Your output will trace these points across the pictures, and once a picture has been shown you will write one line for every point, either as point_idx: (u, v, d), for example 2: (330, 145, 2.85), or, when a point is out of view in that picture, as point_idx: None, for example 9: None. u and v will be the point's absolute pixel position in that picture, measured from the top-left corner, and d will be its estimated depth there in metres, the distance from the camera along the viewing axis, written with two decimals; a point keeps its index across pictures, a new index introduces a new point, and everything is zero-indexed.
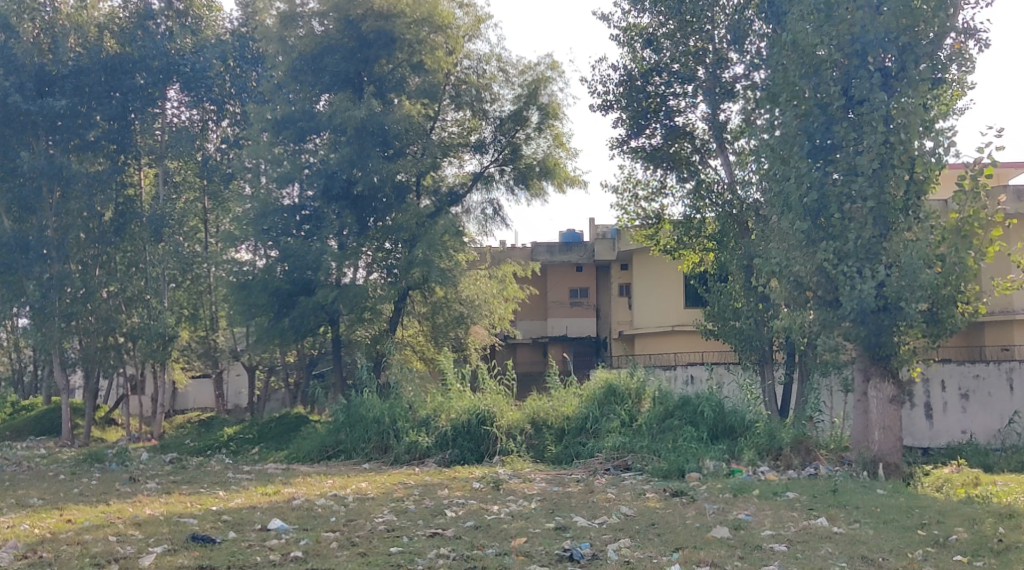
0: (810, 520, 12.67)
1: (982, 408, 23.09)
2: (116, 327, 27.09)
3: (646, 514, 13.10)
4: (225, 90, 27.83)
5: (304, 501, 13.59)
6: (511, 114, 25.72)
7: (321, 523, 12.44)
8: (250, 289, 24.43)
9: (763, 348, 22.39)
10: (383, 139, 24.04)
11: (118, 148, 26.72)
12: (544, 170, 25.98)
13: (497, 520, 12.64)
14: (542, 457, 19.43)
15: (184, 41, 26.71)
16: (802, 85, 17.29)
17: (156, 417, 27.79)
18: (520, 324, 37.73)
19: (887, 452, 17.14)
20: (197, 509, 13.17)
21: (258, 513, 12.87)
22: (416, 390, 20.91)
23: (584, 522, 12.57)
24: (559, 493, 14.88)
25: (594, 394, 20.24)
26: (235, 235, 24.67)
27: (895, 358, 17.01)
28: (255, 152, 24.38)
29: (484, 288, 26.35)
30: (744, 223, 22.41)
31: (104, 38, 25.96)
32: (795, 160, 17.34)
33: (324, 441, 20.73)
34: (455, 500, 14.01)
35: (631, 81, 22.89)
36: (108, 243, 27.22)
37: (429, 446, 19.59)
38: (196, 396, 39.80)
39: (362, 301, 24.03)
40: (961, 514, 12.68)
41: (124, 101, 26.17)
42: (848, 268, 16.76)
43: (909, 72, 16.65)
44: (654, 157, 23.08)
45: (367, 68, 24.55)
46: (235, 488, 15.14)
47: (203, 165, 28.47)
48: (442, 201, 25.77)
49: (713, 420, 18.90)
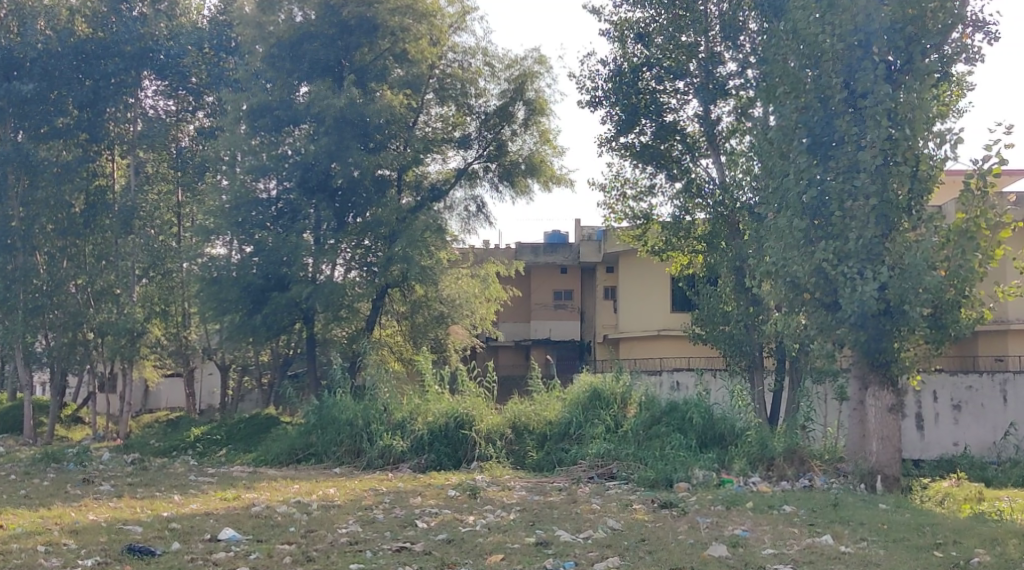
0: (814, 538, 11.80)
1: (975, 420, 22.28)
2: (85, 322, 26.38)
3: (635, 528, 12.20)
4: (200, 79, 26.72)
5: (265, 509, 12.63)
6: (497, 110, 24.88)
7: (278, 533, 11.51)
8: (221, 284, 23.38)
9: (753, 353, 21.59)
10: (364, 131, 23.19)
11: (89, 137, 25.69)
12: (529, 167, 25.12)
13: (472, 534, 11.71)
14: (522, 464, 18.53)
15: (158, 26, 25.43)
16: (803, 76, 16.56)
17: (123, 416, 26.67)
18: (502, 327, 36.95)
19: (886, 463, 16.34)
20: (146, 515, 12.22)
21: (213, 521, 11.94)
22: (392, 392, 19.92)
23: (567, 537, 11.65)
24: (540, 502, 13.97)
25: (578, 397, 19.30)
26: (208, 228, 23.59)
27: (896, 365, 16.26)
28: (231, 143, 23.40)
29: (465, 287, 25.43)
30: (735, 223, 21.54)
31: (75, 22, 24.87)
32: (793, 155, 16.47)
33: (294, 444, 19.76)
34: (428, 509, 13.10)
35: (621, 76, 21.92)
36: (76, 234, 26.26)
37: (403, 451, 18.71)
38: (167, 397, 38.87)
39: (339, 298, 23.10)
40: (977, 535, 11.83)
41: (97, 88, 25.01)
42: (849, 269, 15.82)
43: (917, 63, 15.94)
44: (643, 155, 22.17)
45: (348, 56, 23.67)
46: (193, 493, 14.18)
47: (178, 157, 27.69)
48: (424, 197, 24.89)
49: (702, 428, 18.08)
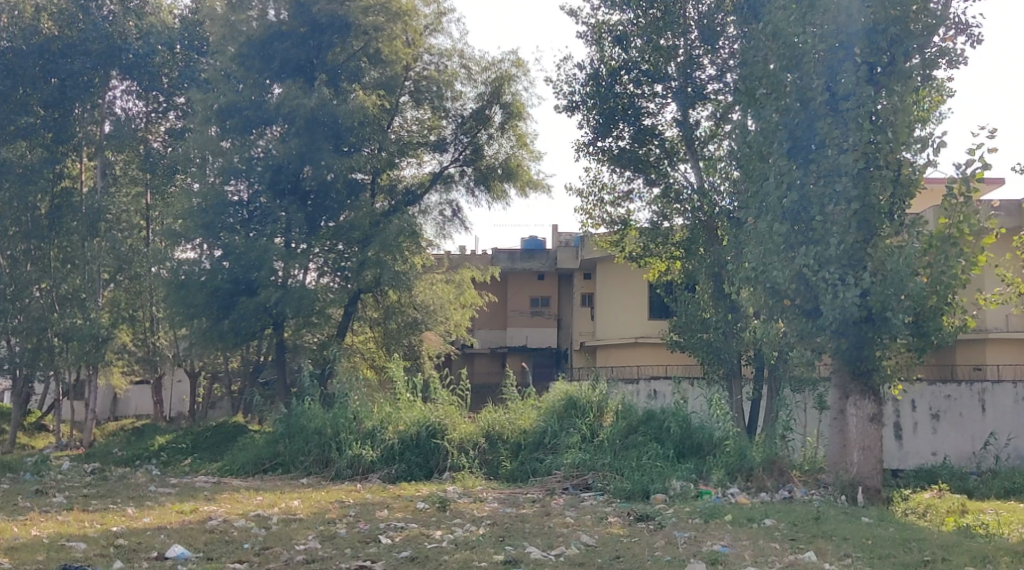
0: (797, 555, 11.40)
1: (954, 430, 21.95)
2: (48, 327, 25.15)
3: (609, 544, 11.75)
4: (171, 80, 25.96)
5: (221, 523, 12.11)
6: (473, 112, 24.43)
7: (230, 550, 11.04)
8: (188, 289, 22.82)
9: (731, 361, 21.19)
10: (336, 133, 22.63)
11: (55, 138, 25.06)
12: (506, 172, 24.70)
13: (437, 550, 11.24)
14: (495, 474, 18.07)
15: (127, 24, 24.72)
16: (782, 79, 16.13)
17: (87, 425, 25.94)
18: (478, 333, 36.55)
19: (867, 475, 15.91)
20: (94, 530, 11.67)
21: (164, 536, 11.42)
22: (362, 399, 19.35)
23: (538, 554, 11.18)
24: (512, 515, 13.49)
25: (553, 406, 18.82)
26: (176, 231, 22.86)
27: (878, 374, 15.85)
28: (199, 145, 22.81)
29: (439, 293, 25.02)
30: (714, 230, 21.14)
31: (40, 20, 24.41)
32: (774, 158, 16.06)
33: (261, 452, 19.18)
34: (394, 523, 12.59)
35: (598, 79, 21.51)
36: (42, 237, 25.52)
37: (373, 461, 18.21)
38: (136, 403, 38.24)
39: (309, 304, 22.59)
40: (966, 552, 11.43)
41: (62, 87, 24.55)
42: (830, 274, 15.37)
43: (899, 66, 15.57)
44: (621, 159, 21.70)
45: (319, 56, 23.08)
46: (149, 505, 13.65)
47: (147, 160, 26.53)
48: (399, 201, 24.38)
49: (679, 437, 17.74)
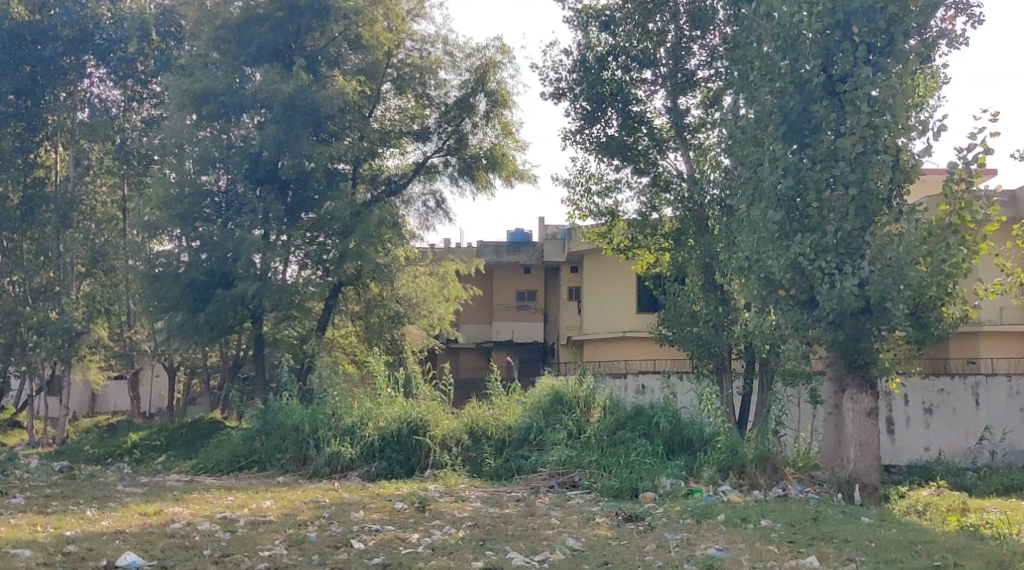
0: (798, 560, 10.84)
1: (947, 425, 21.38)
2: (19, 321, 25.30)
3: (598, 548, 11.14)
4: (147, 68, 25.05)
5: (184, 526, 11.45)
6: (457, 101, 23.80)
7: (189, 557, 10.42)
8: (163, 281, 22.14)
9: (722, 354, 20.51)
10: (316, 121, 21.89)
11: (24, 127, 24.44)
12: (491, 161, 24.10)
13: (412, 557, 10.64)
14: (479, 472, 17.45)
15: (100, 9, 24.02)
16: (777, 61, 15.48)
17: (60, 421, 25.25)
18: (464, 328, 35.99)
19: (864, 471, 15.29)
20: (45, 534, 11.03)
21: (119, 542, 10.78)
22: (341, 395, 18.69)
23: (520, 560, 10.60)
24: (494, 516, 12.87)
25: (539, 402, 18.23)
26: (151, 222, 22.17)
27: (876, 367, 15.21)
28: (174, 132, 22.06)
29: (423, 286, 24.37)
30: (704, 220, 20.49)
31: (11, 3, 23.46)
32: (769, 141, 15.45)
33: (236, 450, 18.48)
34: (370, 525, 11.96)
35: (586, 65, 20.85)
36: (14, 228, 25.12)
37: (352, 458, 17.56)
38: (115, 399, 37.71)
39: (287, 296, 21.90)
40: (975, 556, 10.85)
41: (34, 75, 23.81)
42: (826, 264, 14.83)
43: (898, 45, 14.86)
44: (608, 147, 20.96)
45: (298, 40, 22.40)
46: (112, 507, 12.96)
47: (121, 149, 25.25)
48: (381, 191, 23.74)
49: (669, 433, 17.10)
